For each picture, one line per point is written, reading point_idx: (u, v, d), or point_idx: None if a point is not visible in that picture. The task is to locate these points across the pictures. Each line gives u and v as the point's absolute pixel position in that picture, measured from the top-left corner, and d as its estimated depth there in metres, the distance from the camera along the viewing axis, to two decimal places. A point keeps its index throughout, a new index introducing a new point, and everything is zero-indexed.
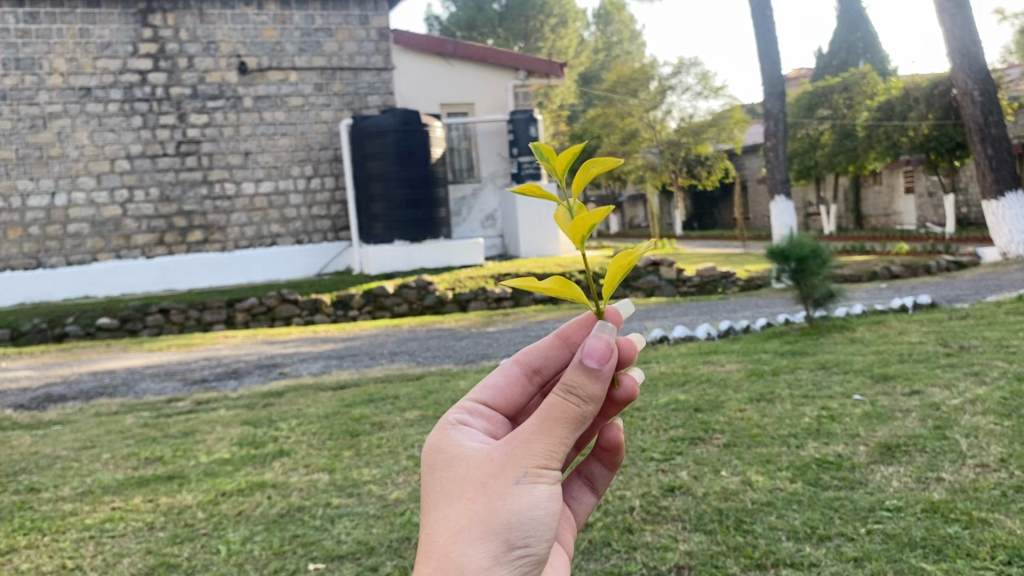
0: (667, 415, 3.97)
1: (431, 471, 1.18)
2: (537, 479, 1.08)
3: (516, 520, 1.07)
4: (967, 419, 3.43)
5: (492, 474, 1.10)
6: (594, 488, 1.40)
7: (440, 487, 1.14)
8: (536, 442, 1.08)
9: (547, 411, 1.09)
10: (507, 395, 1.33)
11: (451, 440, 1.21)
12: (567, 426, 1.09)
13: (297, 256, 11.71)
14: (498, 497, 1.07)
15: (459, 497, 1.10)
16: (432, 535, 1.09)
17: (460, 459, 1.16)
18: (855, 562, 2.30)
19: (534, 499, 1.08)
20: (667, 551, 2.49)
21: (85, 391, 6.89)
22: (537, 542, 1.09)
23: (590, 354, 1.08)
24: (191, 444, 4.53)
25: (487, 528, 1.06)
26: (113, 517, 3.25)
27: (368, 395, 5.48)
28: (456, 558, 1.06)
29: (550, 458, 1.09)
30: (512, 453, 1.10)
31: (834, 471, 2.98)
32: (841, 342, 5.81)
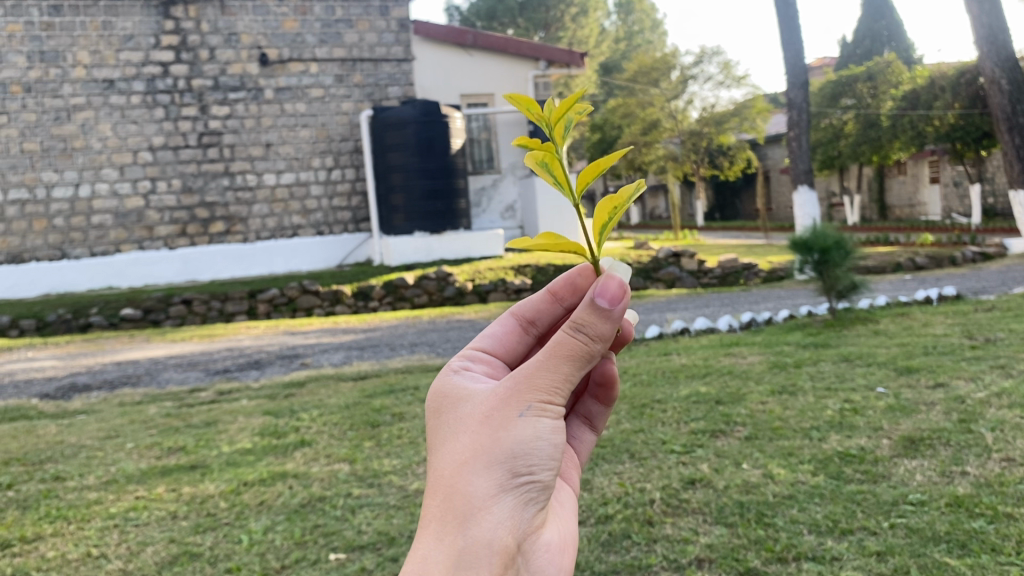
0: (688, 407, 3.95)
1: (438, 410, 1.20)
2: (541, 413, 1.09)
3: (521, 449, 1.08)
4: (993, 412, 3.39)
5: (496, 408, 1.11)
6: (594, 424, 1.39)
7: (446, 423, 1.15)
8: (541, 375, 1.09)
9: (553, 348, 1.09)
10: (505, 344, 1.35)
11: (458, 383, 1.23)
12: (573, 363, 1.09)
13: (318, 246, 11.78)
14: (502, 428, 1.08)
15: (462, 432, 1.11)
16: (439, 467, 1.10)
17: (466, 398, 1.17)
18: (877, 556, 2.28)
19: (537, 431, 1.08)
20: (687, 544, 2.48)
21: (109, 381, 6.98)
22: (543, 470, 1.10)
23: (600, 294, 1.07)
24: (214, 433, 4.57)
25: (491, 458, 1.07)
26: (136, 506, 3.28)
27: (389, 385, 5.50)
28: (462, 486, 1.06)
29: (555, 394, 1.09)
30: (518, 387, 1.10)
31: (856, 464, 2.95)
32: (865, 334, 5.76)
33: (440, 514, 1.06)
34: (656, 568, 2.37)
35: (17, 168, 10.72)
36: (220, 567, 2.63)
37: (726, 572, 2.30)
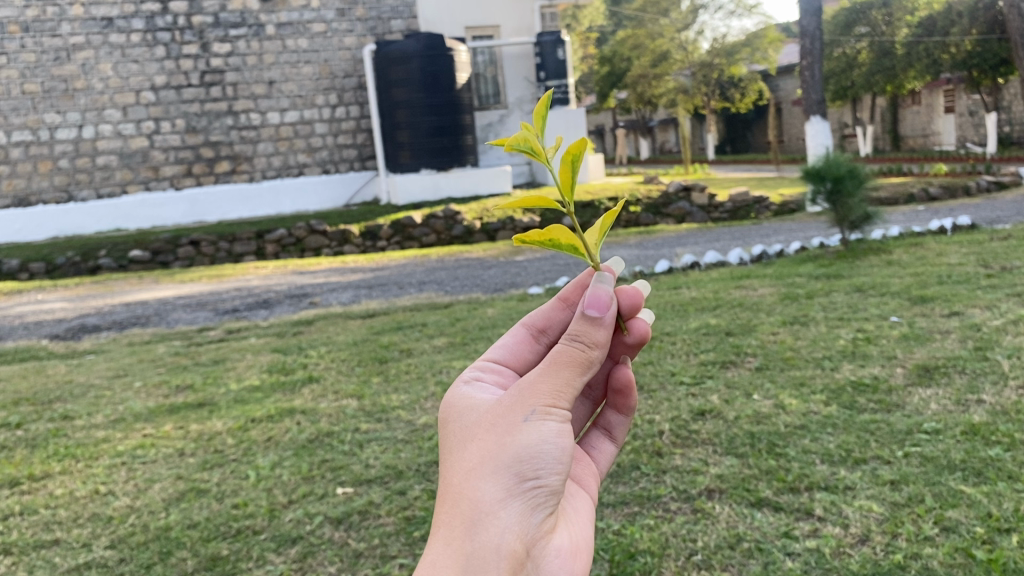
0: (698, 339, 3.90)
1: (447, 425, 1.18)
2: (547, 416, 1.07)
3: (528, 453, 1.05)
4: (1009, 340, 3.33)
5: (501, 417, 1.09)
6: (613, 435, 1.38)
7: (453, 435, 1.14)
8: (543, 381, 1.08)
9: (554, 356, 1.10)
10: (517, 353, 1.37)
11: (465, 396, 1.22)
12: (574, 369, 1.09)
13: (325, 185, 11.67)
14: (507, 433, 1.06)
15: (470, 441, 1.10)
16: (449, 476, 1.08)
17: (474, 411, 1.16)
18: (891, 485, 2.24)
19: (542, 435, 1.06)
20: (697, 474, 2.45)
21: (119, 321, 6.99)
22: (550, 475, 1.06)
23: (590, 304, 1.10)
24: (222, 371, 4.57)
25: (497, 463, 1.05)
26: (144, 443, 3.28)
27: (397, 322, 5.47)
28: (470, 493, 1.04)
29: (558, 398, 1.08)
30: (522, 396, 1.09)
31: (870, 394, 2.91)
32: (878, 264, 5.69)
33: (449, 521, 1.04)
34: (665, 499, 2.34)
35: (19, 110, 10.59)
36: (227, 502, 2.60)
37: (737, 503, 2.26)
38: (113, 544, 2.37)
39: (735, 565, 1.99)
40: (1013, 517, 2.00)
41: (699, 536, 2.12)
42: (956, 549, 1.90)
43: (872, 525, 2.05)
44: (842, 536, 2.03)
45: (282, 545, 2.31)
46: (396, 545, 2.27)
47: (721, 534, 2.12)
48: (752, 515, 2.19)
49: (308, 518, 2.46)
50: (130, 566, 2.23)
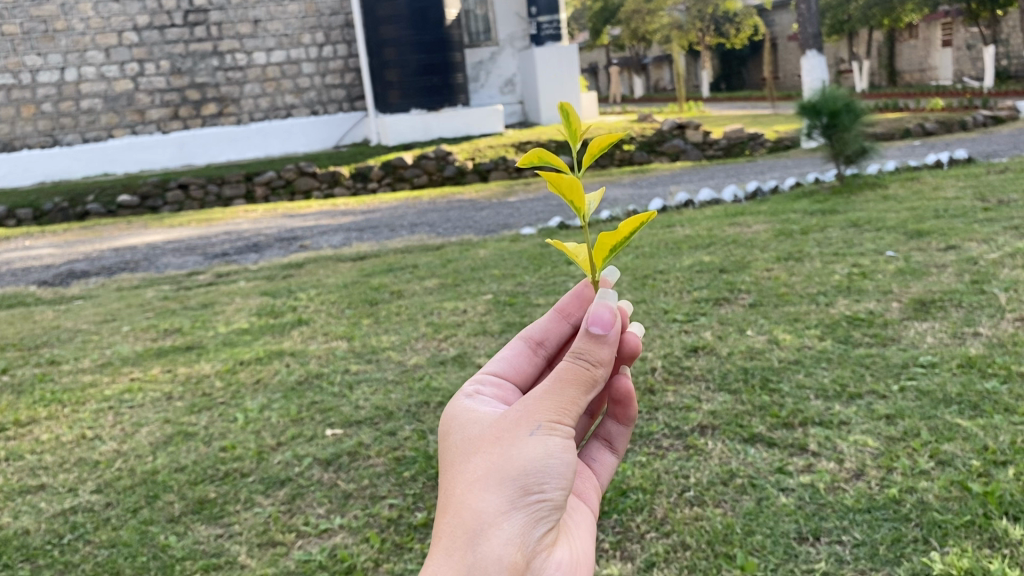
0: (691, 276, 3.85)
1: (449, 439, 1.14)
2: (551, 432, 1.03)
3: (532, 467, 1.01)
4: (1006, 273, 3.28)
5: (505, 431, 1.05)
6: (614, 446, 1.31)
7: (457, 448, 1.10)
8: (548, 396, 1.04)
9: (560, 371, 1.05)
10: (516, 366, 1.30)
11: (470, 409, 1.18)
12: (580, 388, 1.05)
13: (313, 126, 11.48)
14: (511, 446, 1.03)
15: (473, 454, 1.06)
16: (452, 487, 1.04)
17: (478, 424, 1.13)
18: (886, 419, 2.21)
19: (546, 450, 1.02)
20: (689, 411, 2.42)
21: (107, 267, 6.91)
22: (553, 489, 1.03)
23: (596, 321, 1.05)
24: (210, 315, 4.51)
25: (500, 475, 1.01)
26: (131, 387, 3.24)
27: (388, 264, 5.40)
28: (472, 504, 1.00)
29: (564, 414, 1.04)
30: (527, 409, 1.05)
31: (864, 328, 2.87)
32: (874, 199, 5.62)
33: (451, 531, 1.00)
34: (657, 436, 2.31)
35: None
36: (214, 446, 2.56)
37: (730, 439, 2.23)
38: (99, 488, 2.34)
39: (728, 501, 1.97)
40: (1009, 450, 1.97)
41: (692, 472, 2.10)
42: (953, 482, 1.87)
43: (867, 460, 2.02)
44: (837, 471, 2.00)
45: (270, 487, 2.27)
46: (386, 485, 2.24)
47: (714, 470, 2.09)
48: (745, 451, 2.16)
49: (297, 460, 2.43)
50: (116, 510, 2.19)
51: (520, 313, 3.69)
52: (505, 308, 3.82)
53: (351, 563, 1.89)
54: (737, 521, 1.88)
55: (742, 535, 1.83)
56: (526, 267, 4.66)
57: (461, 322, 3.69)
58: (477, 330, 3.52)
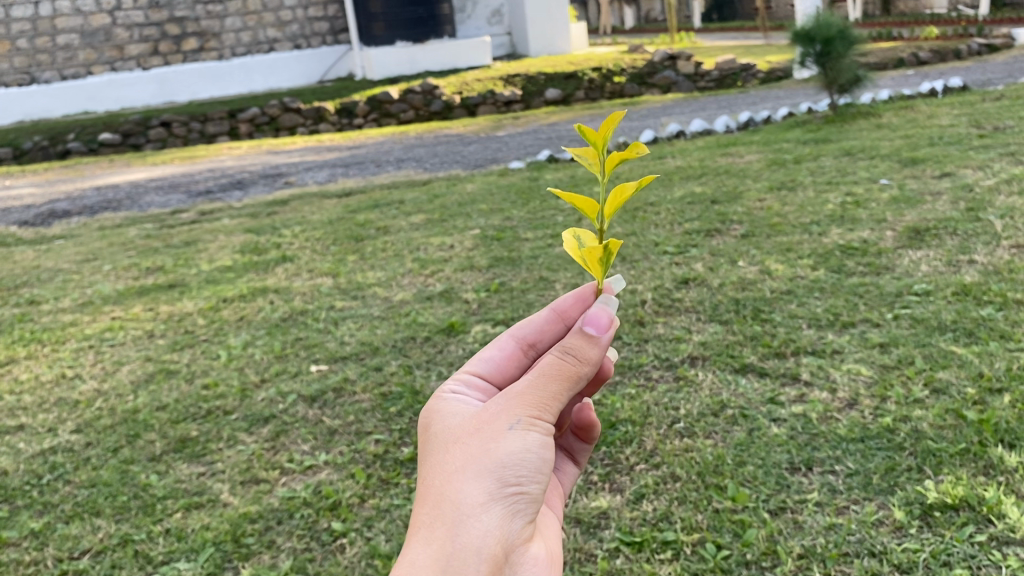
0: (682, 208, 3.78)
1: (426, 434, 1.09)
2: (531, 427, 0.99)
3: (512, 460, 0.97)
4: (1002, 200, 3.22)
5: (485, 422, 1.01)
6: (576, 457, 1.29)
7: (434, 443, 1.05)
8: (528, 391, 1.00)
9: (543, 367, 1.02)
10: (501, 370, 1.24)
11: (448, 403, 1.14)
12: (563, 383, 1.01)
13: (296, 61, 11.21)
14: (491, 439, 0.98)
15: (452, 446, 1.01)
16: (428, 479, 0.99)
17: (457, 417, 1.08)
18: (880, 348, 2.17)
19: (526, 445, 0.98)
20: (679, 342, 2.38)
21: (89, 206, 6.78)
22: (532, 485, 0.98)
23: (590, 322, 1.03)
24: (193, 253, 4.42)
25: (479, 468, 0.96)
26: (112, 326, 3.18)
27: (374, 200, 5.30)
28: (451, 494, 0.95)
29: (545, 410, 1.00)
30: (507, 402, 1.01)
31: (859, 257, 2.81)
32: (867, 128, 5.51)
33: (429, 520, 0.95)
34: (646, 367, 2.28)
35: None
36: (196, 383, 2.51)
37: (720, 369, 2.20)
38: (79, 428, 2.29)
39: (719, 432, 1.94)
40: (1004, 376, 1.93)
41: (682, 404, 2.06)
42: (947, 410, 1.84)
43: (860, 389, 1.99)
44: (830, 401, 1.97)
45: (254, 425, 2.23)
46: (372, 421, 2.20)
47: (704, 401, 2.06)
48: (736, 382, 2.13)
49: (281, 396, 2.38)
50: (97, 450, 2.15)
51: (508, 247, 3.62)
52: (493, 242, 3.75)
53: (337, 499, 1.85)
54: (728, 451, 1.85)
55: (733, 465, 1.80)
56: (515, 201, 4.57)
57: (448, 258, 3.61)
58: (465, 265, 3.45)
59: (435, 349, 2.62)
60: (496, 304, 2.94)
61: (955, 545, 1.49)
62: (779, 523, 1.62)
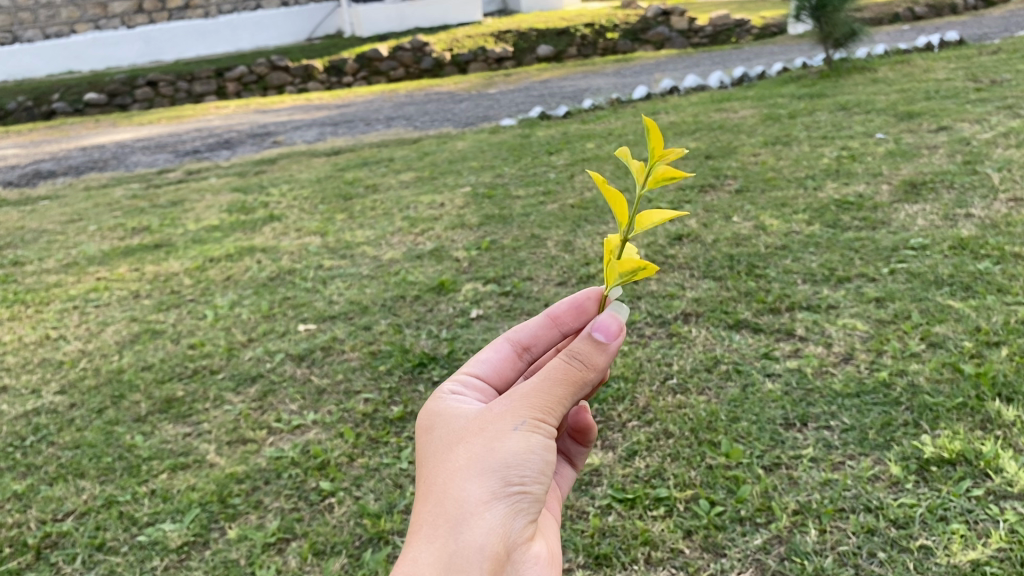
0: (676, 163, 3.73)
1: (428, 433, 1.05)
2: (536, 429, 0.95)
3: (516, 460, 0.93)
4: (999, 153, 3.18)
5: (488, 422, 0.97)
6: (574, 462, 1.24)
7: (436, 442, 1.01)
8: (533, 392, 0.96)
9: (548, 370, 0.97)
10: (498, 371, 1.19)
11: (449, 402, 1.09)
12: (568, 388, 0.96)
13: (283, 18, 10.94)
14: (496, 438, 0.95)
15: (454, 445, 0.98)
16: (430, 477, 0.96)
17: (461, 417, 1.04)
18: (876, 302, 2.14)
19: (529, 446, 0.94)
20: (673, 298, 2.34)
21: (75, 167, 6.68)
22: (535, 487, 0.95)
23: (599, 327, 0.97)
24: (179, 213, 4.35)
25: (483, 467, 0.93)
26: (97, 287, 3.12)
27: (363, 159, 5.22)
28: (454, 492, 0.92)
29: (551, 413, 0.96)
30: (512, 403, 0.97)
31: (854, 211, 2.77)
32: (863, 82, 5.43)
33: (431, 519, 0.91)
34: (640, 325, 2.24)
35: None
36: (183, 343, 2.47)
37: (714, 325, 2.17)
38: (63, 389, 2.25)
39: (712, 388, 1.91)
40: (1002, 330, 1.90)
41: (675, 360, 2.03)
42: (944, 364, 1.81)
43: (856, 343, 1.96)
44: (825, 356, 1.94)
45: (241, 384, 2.19)
46: (361, 379, 2.17)
47: (697, 357, 2.03)
48: (729, 337, 2.10)
49: (268, 356, 2.34)
50: (81, 411, 2.11)
51: (499, 205, 3.57)
52: (484, 200, 3.70)
53: (325, 459, 1.83)
54: (721, 408, 1.83)
55: (726, 421, 1.77)
56: (506, 158, 4.50)
57: (438, 215, 3.56)
58: (455, 223, 3.40)
59: (426, 308, 2.58)
60: (487, 262, 2.89)
61: (952, 500, 1.47)
62: (774, 479, 1.60)
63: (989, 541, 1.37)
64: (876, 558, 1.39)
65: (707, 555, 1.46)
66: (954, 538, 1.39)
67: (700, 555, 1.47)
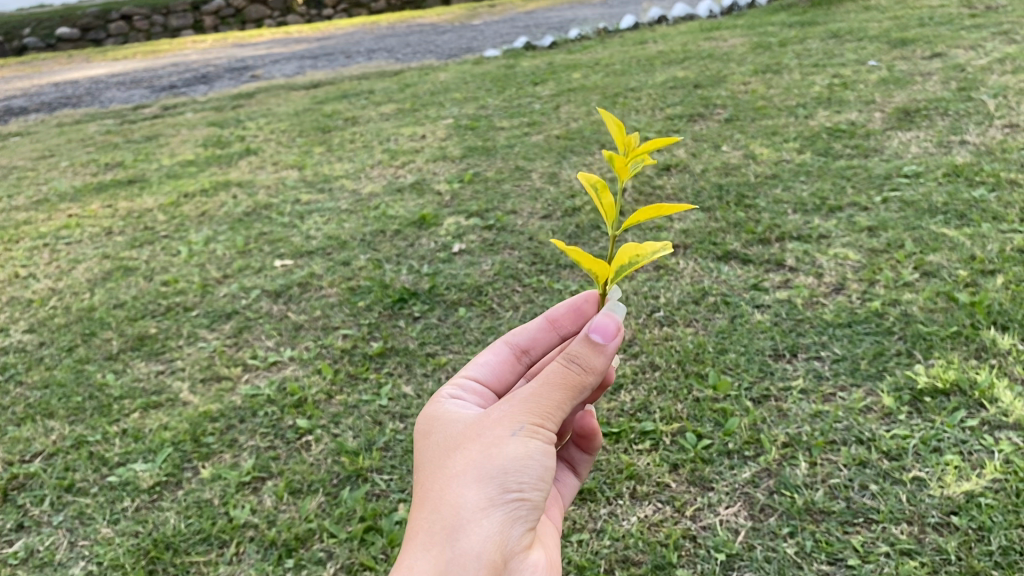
0: (664, 93, 3.63)
1: (425, 437, 1.00)
2: (534, 435, 0.89)
3: (514, 467, 0.88)
4: (995, 80, 3.09)
5: (486, 426, 0.92)
6: (576, 470, 1.23)
7: (433, 447, 0.96)
8: (530, 395, 0.90)
9: (546, 373, 0.91)
10: (498, 375, 1.15)
11: (447, 406, 1.04)
12: (567, 392, 0.91)
13: None
14: (492, 444, 0.89)
15: (452, 451, 0.92)
16: (427, 484, 0.91)
17: (460, 421, 0.99)
18: (868, 232, 2.08)
19: (527, 452, 0.88)
20: (661, 231, 2.28)
21: (47, 103, 6.49)
22: (535, 494, 0.90)
23: (596, 328, 0.91)
24: (154, 148, 4.23)
25: (480, 472, 0.88)
26: (69, 224, 3.02)
27: (342, 91, 5.07)
28: (451, 499, 0.87)
29: (551, 418, 0.90)
30: (509, 407, 0.91)
31: (846, 140, 2.70)
32: (856, 10, 5.28)
33: (429, 526, 0.87)
34: None
35: None
36: (156, 280, 2.40)
37: (702, 257, 2.11)
38: (32, 328, 2.19)
39: (700, 320, 1.86)
40: (998, 258, 1.85)
41: (662, 293, 1.98)
42: (938, 293, 1.76)
43: (848, 274, 1.91)
44: (815, 286, 1.89)
45: (215, 321, 2.13)
46: (340, 315, 2.11)
47: (685, 289, 1.98)
48: (718, 269, 2.04)
49: (244, 292, 2.28)
50: (50, 350, 2.05)
51: (482, 136, 3.47)
52: (467, 132, 3.60)
53: (302, 396, 1.78)
54: (709, 340, 1.78)
55: (714, 353, 1.73)
56: (489, 89, 4.38)
57: (419, 148, 3.47)
58: (437, 156, 3.31)
59: (406, 243, 2.50)
60: (470, 195, 2.82)
61: (946, 430, 1.43)
62: (763, 412, 1.56)
63: (984, 472, 1.34)
64: (868, 490, 1.35)
65: (694, 489, 1.43)
66: (948, 470, 1.35)
67: (688, 489, 1.43)
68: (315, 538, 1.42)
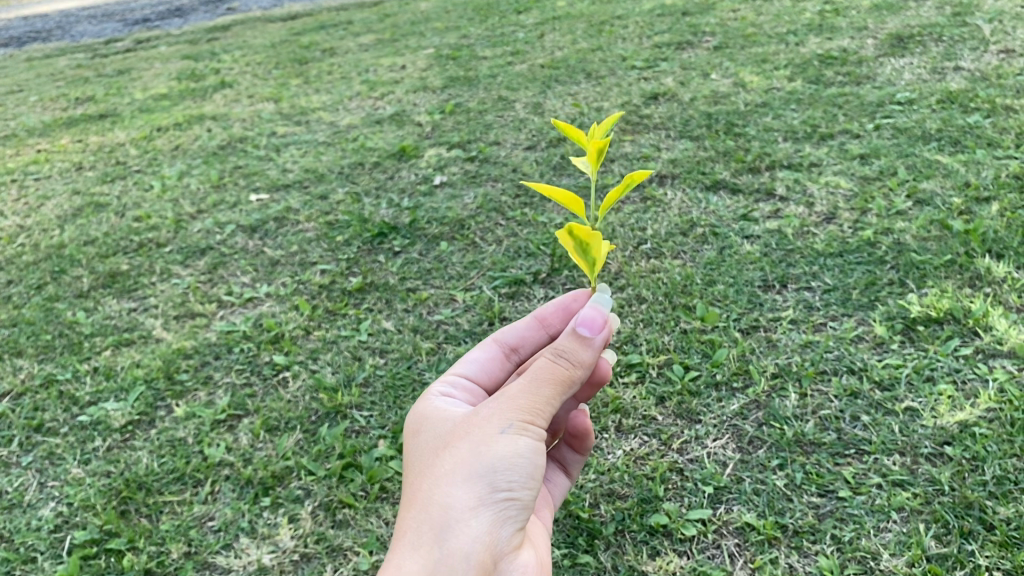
0: (652, 21, 3.52)
1: (415, 436, 0.96)
2: (524, 432, 0.85)
3: (503, 466, 0.84)
4: (991, 4, 3.00)
5: (474, 424, 0.87)
6: (569, 470, 1.17)
7: (423, 447, 0.92)
8: (518, 390, 0.86)
9: (535, 369, 0.87)
10: (487, 372, 1.11)
11: (436, 404, 1.00)
12: (556, 387, 0.86)
13: None
14: (481, 441, 0.85)
15: (440, 450, 0.88)
16: (416, 483, 0.87)
17: (450, 420, 0.95)
18: (860, 160, 2.02)
19: (516, 449, 0.84)
20: (648, 161, 2.21)
21: (16, 38, 6.27)
22: (524, 494, 0.85)
23: (583, 322, 0.87)
24: (126, 82, 4.09)
25: (470, 470, 0.83)
26: (37, 160, 2.92)
27: (320, 23, 4.91)
28: (439, 499, 0.83)
29: (540, 415, 0.86)
30: (497, 404, 0.87)
31: (838, 67, 2.62)
32: None
33: (416, 526, 0.82)
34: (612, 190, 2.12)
35: None
36: (128, 216, 2.32)
37: (690, 188, 2.05)
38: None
39: (688, 251, 1.81)
40: (992, 185, 1.81)
41: (649, 224, 1.93)
42: (932, 222, 1.72)
43: (839, 203, 1.86)
44: (806, 216, 1.84)
45: (189, 257, 2.07)
46: (317, 251, 2.05)
47: (672, 221, 1.92)
48: (706, 200, 1.99)
49: (218, 228, 2.21)
50: (19, 288, 1.99)
51: (464, 67, 3.37)
52: (448, 62, 3.49)
53: (279, 332, 1.73)
54: (697, 271, 1.73)
55: (702, 285, 1.69)
56: (472, 19, 4.24)
57: (399, 79, 3.36)
58: (418, 87, 3.21)
59: (386, 176, 2.43)
60: (451, 126, 2.73)
61: (940, 359, 1.40)
62: (752, 343, 1.52)
63: (978, 401, 1.31)
64: (860, 422, 1.33)
65: (682, 422, 1.40)
66: (942, 400, 1.32)
67: (675, 422, 1.40)
68: (292, 476, 1.38)
